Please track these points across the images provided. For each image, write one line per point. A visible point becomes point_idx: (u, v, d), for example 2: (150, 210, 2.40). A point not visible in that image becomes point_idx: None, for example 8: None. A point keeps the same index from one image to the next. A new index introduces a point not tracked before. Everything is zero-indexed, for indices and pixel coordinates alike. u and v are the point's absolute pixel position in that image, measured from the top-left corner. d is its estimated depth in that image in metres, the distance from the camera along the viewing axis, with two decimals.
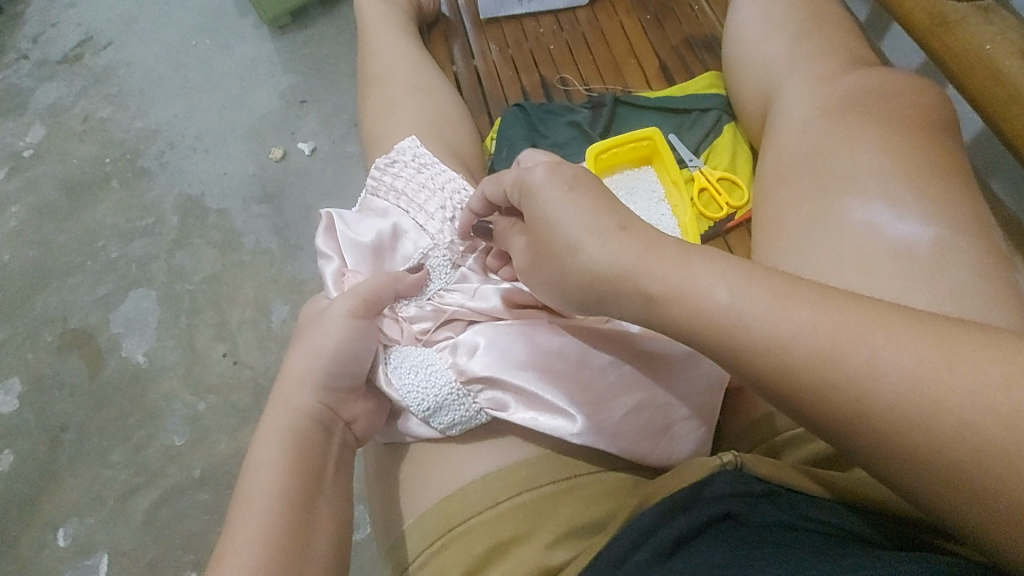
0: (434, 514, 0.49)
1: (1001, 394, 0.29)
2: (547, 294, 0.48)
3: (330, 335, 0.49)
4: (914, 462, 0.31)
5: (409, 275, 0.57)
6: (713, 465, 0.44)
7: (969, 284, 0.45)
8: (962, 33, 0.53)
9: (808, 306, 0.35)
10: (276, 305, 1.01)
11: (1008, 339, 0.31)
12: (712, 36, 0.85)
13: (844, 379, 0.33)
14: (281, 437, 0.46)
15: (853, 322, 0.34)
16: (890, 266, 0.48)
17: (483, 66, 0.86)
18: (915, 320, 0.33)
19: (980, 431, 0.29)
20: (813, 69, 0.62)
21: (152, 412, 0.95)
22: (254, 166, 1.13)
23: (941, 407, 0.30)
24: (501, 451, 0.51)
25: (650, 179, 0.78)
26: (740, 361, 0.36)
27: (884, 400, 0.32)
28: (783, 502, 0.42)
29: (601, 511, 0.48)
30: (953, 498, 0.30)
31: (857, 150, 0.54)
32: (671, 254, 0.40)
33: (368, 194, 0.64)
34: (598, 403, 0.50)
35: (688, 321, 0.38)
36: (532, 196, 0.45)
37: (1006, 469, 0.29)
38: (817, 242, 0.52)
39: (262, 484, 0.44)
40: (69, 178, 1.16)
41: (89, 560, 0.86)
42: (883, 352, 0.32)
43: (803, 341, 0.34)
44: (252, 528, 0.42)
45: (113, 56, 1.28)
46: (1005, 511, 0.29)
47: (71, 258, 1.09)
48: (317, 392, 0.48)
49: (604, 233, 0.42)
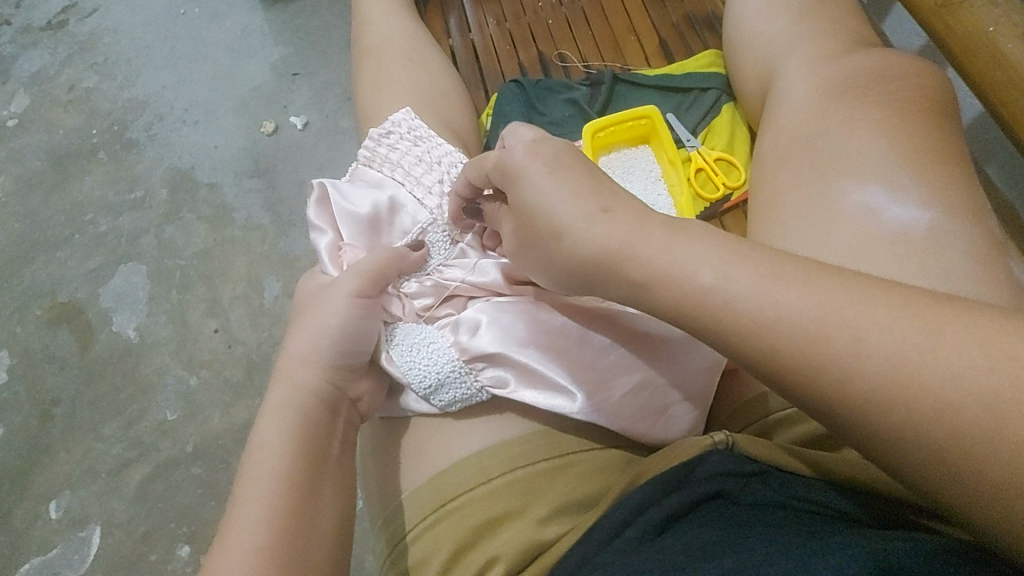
0: (428, 489, 0.50)
1: (984, 376, 0.30)
2: (541, 274, 0.47)
3: (332, 313, 0.49)
4: (897, 442, 0.32)
5: (412, 252, 0.57)
6: (706, 444, 0.45)
7: (957, 268, 0.46)
8: (966, 15, 0.53)
9: (795, 286, 0.35)
10: (269, 281, 1.00)
11: (994, 318, 0.32)
12: (714, 14, 0.84)
13: (830, 360, 0.33)
14: (285, 415, 0.46)
15: (840, 303, 0.34)
16: (880, 249, 0.48)
17: (480, 40, 0.85)
18: (903, 299, 0.33)
19: (962, 411, 0.30)
20: (815, 49, 0.61)
21: (144, 387, 0.94)
22: (244, 140, 1.10)
23: (925, 389, 0.31)
24: (497, 428, 0.51)
25: (647, 158, 0.77)
26: (727, 339, 0.36)
27: (870, 380, 0.32)
28: (774, 480, 0.42)
29: (594, 487, 0.49)
30: (935, 476, 0.31)
31: (853, 133, 0.53)
32: (667, 235, 0.40)
33: (360, 164, 0.63)
34: (597, 383, 0.50)
35: (675, 302, 0.38)
36: (520, 177, 0.45)
37: (988, 448, 0.29)
38: (810, 225, 0.52)
39: (265, 462, 0.44)
40: (54, 149, 1.13)
41: (83, 531, 0.87)
42: (869, 333, 0.33)
43: (789, 322, 0.34)
44: (257, 507, 0.42)
45: (99, 23, 1.25)
46: (984, 489, 0.29)
47: (58, 232, 1.07)
48: (323, 370, 0.48)
49: (605, 212, 0.41)
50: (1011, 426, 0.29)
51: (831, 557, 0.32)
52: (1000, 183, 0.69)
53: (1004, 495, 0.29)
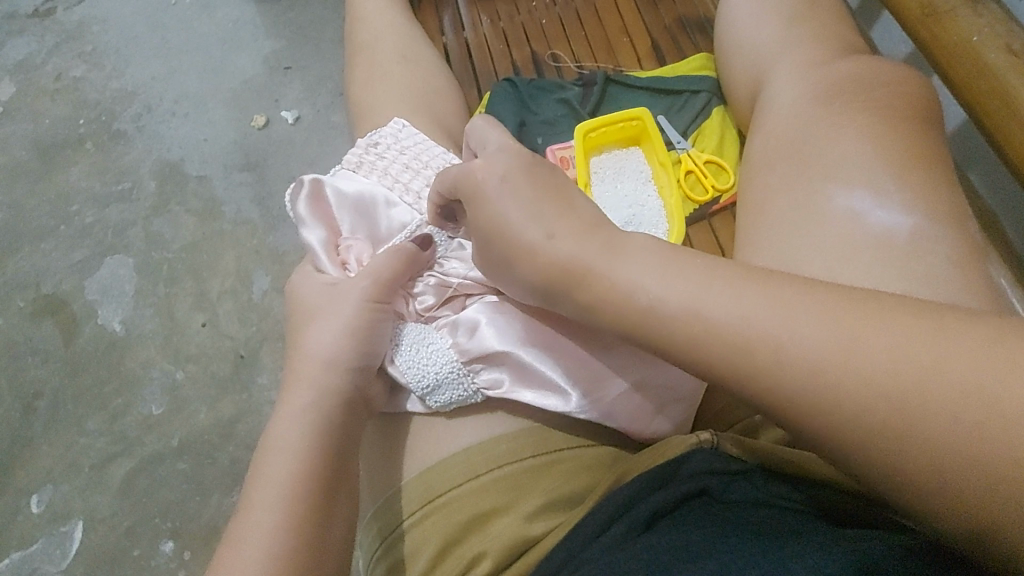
0: (416, 485, 0.50)
1: (908, 365, 0.32)
2: (503, 282, 0.48)
3: (352, 313, 0.51)
4: (835, 436, 0.33)
5: (424, 251, 0.56)
6: (691, 442, 0.46)
7: (926, 268, 0.47)
8: (951, 24, 0.54)
9: (723, 298, 0.37)
10: (257, 275, 1.00)
11: (905, 318, 0.33)
12: (706, 18, 0.85)
13: (757, 366, 0.35)
14: (304, 418, 0.47)
15: (763, 315, 0.36)
16: (851, 251, 0.49)
17: (474, 39, 0.85)
18: (820, 306, 0.35)
19: (891, 401, 0.32)
20: (802, 55, 0.62)
21: (130, 380, 0.93)
22: (235, 133, 1.10)
23: (856, 383, 0.33)
24: (486, 425, 0.52)
25: (638, 159, 0.78)
26: (671, 351, 0.38)
27: (792, 384, 0.34)
28: (756, 480, 0.42)
29: (582, 484, 0.49)
30: (868, 475, 0.33)
31: (827, 141, 0.55)
32: (627, 250, 0.42)
33: (347, 169, 0.62)
34: (593, 382, 0.51)
35: (632, 308, 0.40)
36: (486, 199, 0.46)
37: (910, 448, 0.31)
38: (786, 231, 0.53)
39: (278, 464, 0.46)
40: (40, 139, 1.12)
41: (65, 525, 0.86)
42: (788, 343, 0.35)
43: (721, 328, 0.37)
44: (271, 511, 0.44)
45: (87, 12, 1.23)
46: (918, 473, 0.31)
47: (43, 222, 1.05)
48: (340, 370, 0.49)
49: (575, 233, 0.43)
50: (935, 412, 0.31)
51: (811, 557, 0.33)
52: (981, 188, 0.71)
53: (937, 478, 0.30)
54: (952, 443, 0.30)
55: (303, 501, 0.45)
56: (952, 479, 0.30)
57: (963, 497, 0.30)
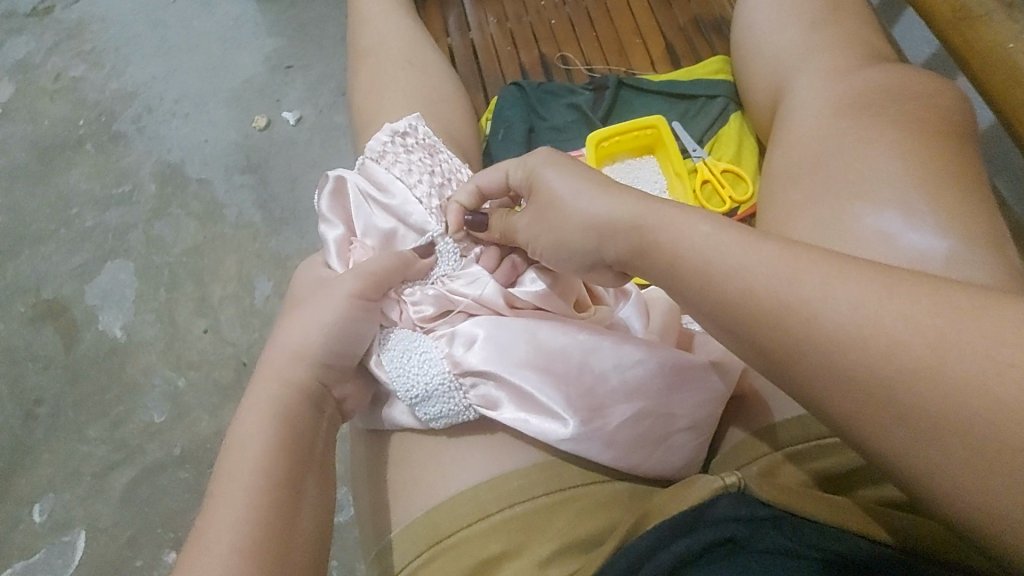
0: (422, 524, 0.48)
1: (935, 326, 0.30)
2: (547, 251, 0.47)
3: (331, 311, 0.48)
4: (847, 387, 0.32)
5: (418, 260, 0.55)
6: (715, 486, 0.41)
7: (955, 266, 0.45)
8: (987, 29, 0.51)
9: (758, 257, 0.36)
10: (259, 280, 0.98)
11: (945, 291, 0.31)
12: (722, 18, 0.82)
13: (780, 311, 0.34)
14: (268, 410, 0.44)
15: (795, 267, 0.35)
16: (882, 253, 0.47)
17: (480, 40, 0.82)
18: (860, 273, 0.33)
19: (909, 358, 0.30)
20: (826, 58, 0.59)
21: (132, 387, 0.92)
22: (236, 134, 1.07)
23: (877, 336, 0.31)
24: (493, 456, 0.50)
25: (652, 168, 0.75)
26: (698, 291, 0.38)
27: (814, 331, 0.33)
28: (786, 527, 0.40)
29: (595, 526, 0.47)
30: (873, 431, 0.31)
31: (845, 135, 0.53)
32: (660, 208, 0.41)
33: (371, 158, 0.59)
34: (595, 410, 0.48)
35: (677, 249, 0.39)
36: (532, 174, 0.47)
37: (929, 422, 0.29)
38: (817, 225, 0.51)
39: (240, 458, 0.42)
40: (40, 139, 1.10)
41: (67, 535, 0.84)
42: (823, 298, 0.33)
43: (747, 278, 0.36)
44: (232, 512, 0.40)
45: (87, 10, 1.21)
46: (922, 431, 0.30)
47: (43, 226, 1.04)
48: (311, 365, 0.46)
49: (608, 193, 0.43)
50: (951, 373, 0.29)
51: None
52: (1007, 197, 0.69)
53: (941, 438, 0.29)
54: (971, 417, 0.28)
55: (267, 501, 0.41)
56: (962, 460, 0.29)
57: (969, 459, 0.28)
